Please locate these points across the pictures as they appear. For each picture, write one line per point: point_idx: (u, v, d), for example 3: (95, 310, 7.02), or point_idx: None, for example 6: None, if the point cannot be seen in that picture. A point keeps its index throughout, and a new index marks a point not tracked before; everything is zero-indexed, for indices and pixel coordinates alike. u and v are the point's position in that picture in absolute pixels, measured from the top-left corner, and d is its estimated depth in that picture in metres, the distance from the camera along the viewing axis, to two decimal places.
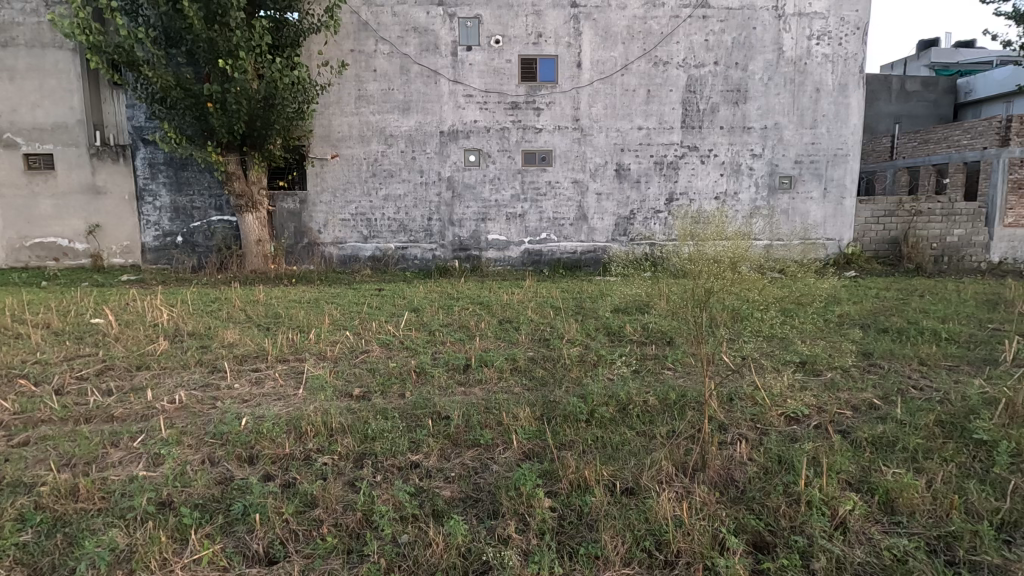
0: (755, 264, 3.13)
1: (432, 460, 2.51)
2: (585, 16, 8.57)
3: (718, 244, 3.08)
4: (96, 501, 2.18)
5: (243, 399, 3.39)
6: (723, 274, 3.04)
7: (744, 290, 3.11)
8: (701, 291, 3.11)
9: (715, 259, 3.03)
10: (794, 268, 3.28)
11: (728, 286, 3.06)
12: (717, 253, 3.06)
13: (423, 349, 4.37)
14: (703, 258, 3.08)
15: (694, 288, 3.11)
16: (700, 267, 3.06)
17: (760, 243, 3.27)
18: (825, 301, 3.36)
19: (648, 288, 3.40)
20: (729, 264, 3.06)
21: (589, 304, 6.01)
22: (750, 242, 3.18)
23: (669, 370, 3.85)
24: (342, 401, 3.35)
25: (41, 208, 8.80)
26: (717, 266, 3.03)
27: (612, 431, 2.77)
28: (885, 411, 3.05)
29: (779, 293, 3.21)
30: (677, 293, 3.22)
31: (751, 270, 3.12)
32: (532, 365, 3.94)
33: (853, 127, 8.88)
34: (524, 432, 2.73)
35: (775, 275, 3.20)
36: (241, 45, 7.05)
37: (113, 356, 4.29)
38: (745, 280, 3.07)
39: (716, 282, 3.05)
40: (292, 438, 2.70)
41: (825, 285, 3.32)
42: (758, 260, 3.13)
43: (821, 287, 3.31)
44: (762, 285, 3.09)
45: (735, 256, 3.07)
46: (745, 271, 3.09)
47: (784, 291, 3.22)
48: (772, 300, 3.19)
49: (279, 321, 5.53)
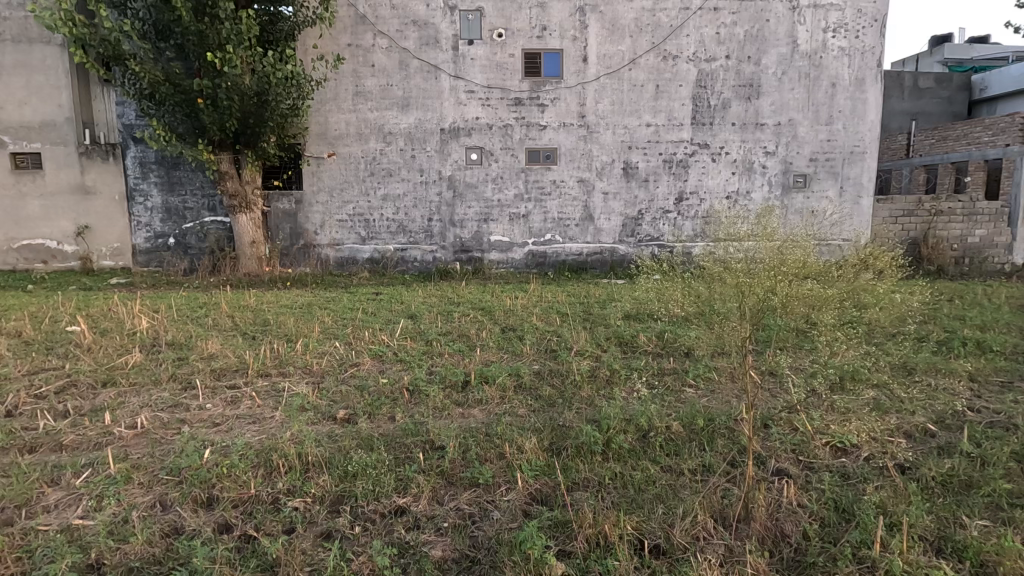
0: (817, 278, 2.72)
1: (422, 505, 2.13)
2: (591, 8, 8.19)
3: (768, 251, 2.68)
4: (9, 563, 1.82)
5: (213, 424, 3.01)
6: (783, 290, 2.62)
7: (805, 307, 2.69)
8: (755, 308, 2.71)
9: (776, 273, 2.61)
10: (853, 274, 2.89)
11: (784, 302, 2.65)
12: (775, 263, 2.64)
13: (419, 363, 3.98)
14: (754, 267, 2.68)
15: (747, 306, 2.70)
16: (753, 280, 2.65)
17: (819, 250, 2.84)
18: (891, 314, 2.96)
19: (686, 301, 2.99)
20: (788, 275, 2.65)
21: (598, 311, 5.61)
22: (806, 249, 2.76)
23: (691, 388, 3.46)
24: (323, 426, 2.96)
25: (27, 209, 8.44)
26: (775, 280, 2.62)
27: (632, 466, 2.39)
28: (946, 441, 2.66)
29: (841, 305, 2.81)
30: (723, 309, 2.82)
31: (812, 282, 2.70)
32: (538, 382, 3.55)
33: (871, 123, 8.46)
34: (530, 468, 2.35)
35: (830, 283, 2.79)
36: (230, 38, 6.68)
37: (78, 370, 3.91)
38: (805, 293, 2.66)
39: (773, 297, 2.65)
40: (260, 475, 2.33)
41: (890, 294, 2.93)
42: (816, 272, 2.70)
43: (885, 298, 2.90)
44: (831, 300, 2.67)
45: (795, 267, 2.65)
46: (803, 283, 2.68)
47: (843, 305, 2.82)
48: (835, 316, 2.80)
49: (267, 330, 5.16)
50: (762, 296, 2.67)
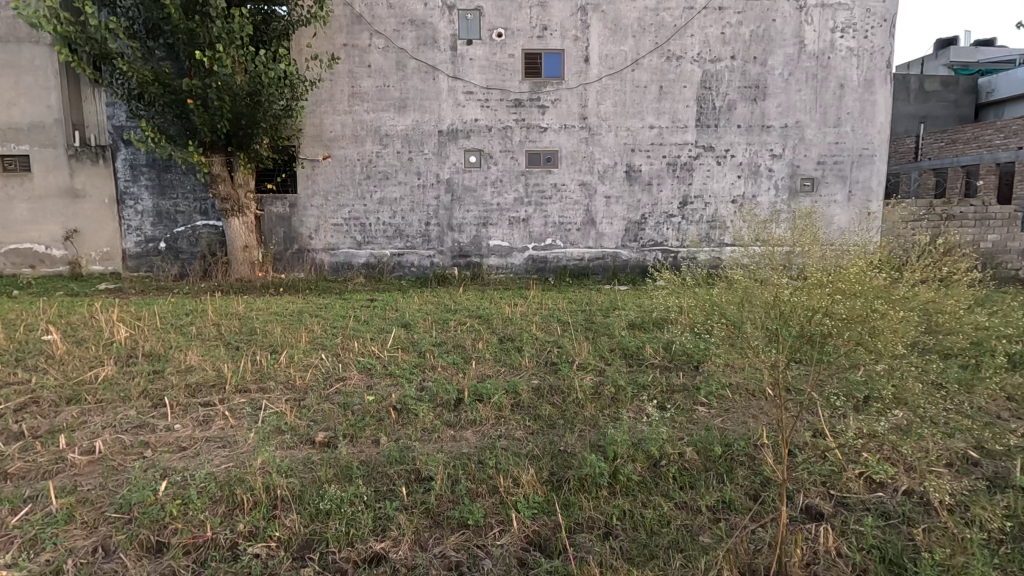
0: (873, 295, 2.43)
1: (403, 551, 1.90)
2: (593, 7, 7.94)
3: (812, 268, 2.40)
4: None
5: (180, 448, 2.73)
6: (829, 307, 2.35)
7: (861, 329, 2.38)
8: (799, 329, 2.43)
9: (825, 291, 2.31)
10: (908, 287, 2.58)
11: (837, 324, 2.35)
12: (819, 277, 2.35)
13: (409, 377, 3.70)
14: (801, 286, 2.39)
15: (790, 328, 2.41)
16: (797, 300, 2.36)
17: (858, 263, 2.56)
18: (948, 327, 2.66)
19: (719, 317, 2.72)
20: (836, 292, 2.38)
21: (600, 319, 5.33)
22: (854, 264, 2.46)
23: (703, 408, 3.18)
24: (300, 452, 2.69)
25: (14, 212, 8.18)
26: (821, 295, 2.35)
27: (641, 504, 2.16)
28: (991, 471, 2.43)
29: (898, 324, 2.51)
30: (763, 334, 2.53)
31: (866, 299, 2.42)
32: (538, 400, 3.26)
33: (880, 125, 8.20)
34: (527, 506, 2.12)
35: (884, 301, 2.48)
36: (222, 36, 6.43)
37: (43, 385, 3.62)
38: (860, 313, 2.35)
39: (822, 316, 2.37)
40: (219, 514, 2.08)
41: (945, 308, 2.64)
42: (868, 290, 2.40)
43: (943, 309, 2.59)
44: (890, 320, 2.36)
45: (845, 282, 2.36)
46: (857, 303, 2.37)
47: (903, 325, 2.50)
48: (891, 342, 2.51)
49: (253, 339, 4.87)
50: (807, 314, 2.40)
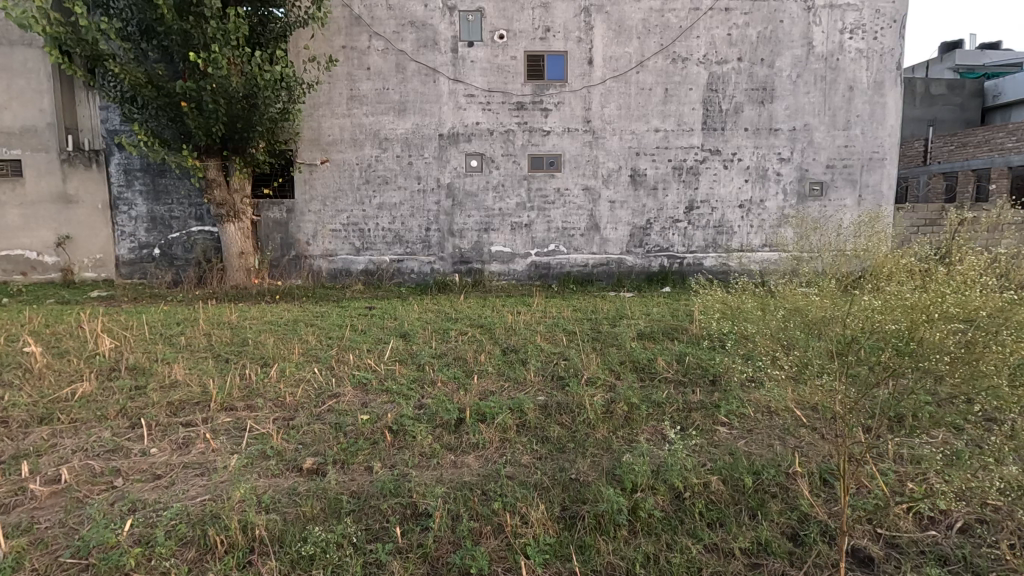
0: (981, 326, 2.10)
1: None
2: (597, 8, 7.74)
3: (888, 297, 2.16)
4: None
5: (157, 475, 2.50)
6: (923, 336, 2.04)
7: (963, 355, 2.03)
8: (886, 362, 2.14)
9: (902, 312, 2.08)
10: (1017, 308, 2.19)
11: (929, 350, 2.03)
12: (892, 304, 2.12)
13: (408, 395, 3.46)
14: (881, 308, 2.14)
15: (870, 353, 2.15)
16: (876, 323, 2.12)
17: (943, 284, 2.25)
18: None
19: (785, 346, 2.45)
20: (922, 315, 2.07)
21: (608, 329, 5.06)
22: (943, 289, 2.15)
23: (725, 428, 2.95)
24: (285, 481, 2.45)
25: (6, 218, 7.96)
26: (919, 321, 2.06)
27: (662, 547, 2.02)
28: None
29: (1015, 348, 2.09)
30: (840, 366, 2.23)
31: (969, 328, 2.08)
32: (547, 420, 3.01)
33: (890, 128, 7.98)
34: (537, 550, 1.98)
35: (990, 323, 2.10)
36: (217, 37, 6.21)
37: (15, 403, 3.38)
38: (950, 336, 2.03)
39: (915, 348, 2.06)
40: (191, 558, 1.91)
41: None
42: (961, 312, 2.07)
43: None
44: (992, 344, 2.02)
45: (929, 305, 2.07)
46: (947, 326, 2.05)
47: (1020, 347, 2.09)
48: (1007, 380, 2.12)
49: (244, 351, 4.61)
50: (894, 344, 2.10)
